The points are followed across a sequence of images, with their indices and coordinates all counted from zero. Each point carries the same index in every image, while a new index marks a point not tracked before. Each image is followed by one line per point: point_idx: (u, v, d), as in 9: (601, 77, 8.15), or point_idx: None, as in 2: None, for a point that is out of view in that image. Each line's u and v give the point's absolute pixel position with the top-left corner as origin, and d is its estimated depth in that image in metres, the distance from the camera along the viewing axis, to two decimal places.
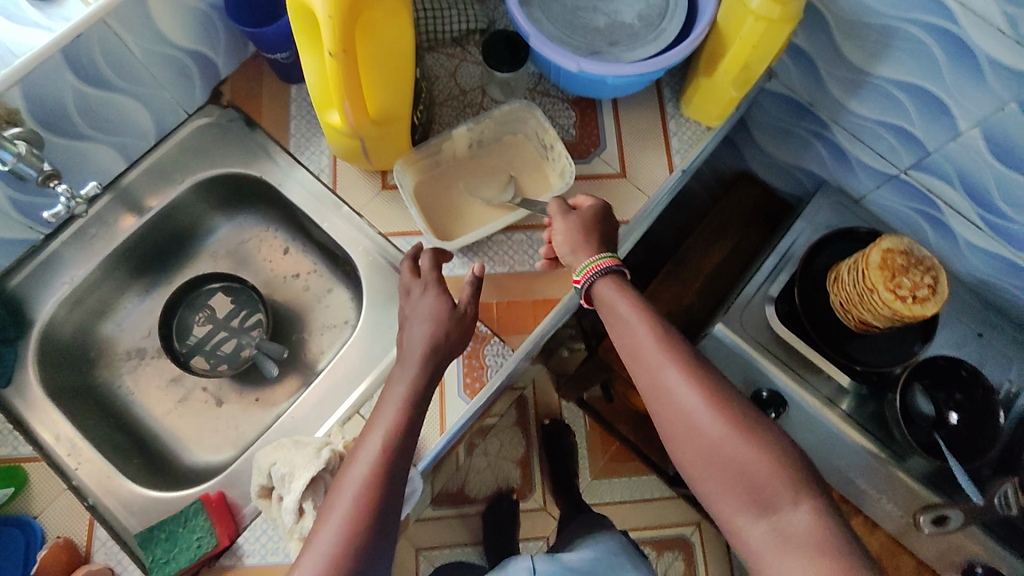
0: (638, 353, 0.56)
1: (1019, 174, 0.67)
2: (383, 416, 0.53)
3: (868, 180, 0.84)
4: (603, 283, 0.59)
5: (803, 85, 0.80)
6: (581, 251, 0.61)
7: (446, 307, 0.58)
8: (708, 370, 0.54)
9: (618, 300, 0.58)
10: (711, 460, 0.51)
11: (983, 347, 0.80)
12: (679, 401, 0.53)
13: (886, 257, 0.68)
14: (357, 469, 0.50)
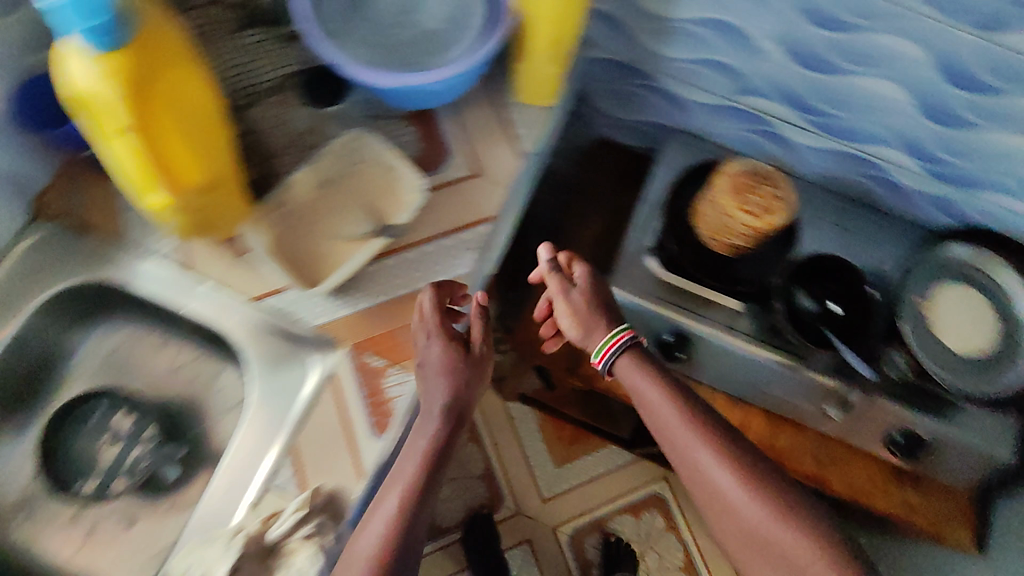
0: (669, 430, 0.68)
1: (820, 74, 0.73)
2: (403, 469, 0.60)
3: (704, 115, 0.89)
4: (624, 360, 0.72)
5: (623, 45, 0.81)
6: (594, 332, 0.73)
7: (451, 356, 0.63)
8: (728, 437, 0.66)
9: (644, 376, 0.70)
10: (738, 519, 0.64)
11: (846, 236, 0.85)
12: (705, 461, 0.65)
13: (734, 180, 0.73)
14: (376, 524, 0.57)
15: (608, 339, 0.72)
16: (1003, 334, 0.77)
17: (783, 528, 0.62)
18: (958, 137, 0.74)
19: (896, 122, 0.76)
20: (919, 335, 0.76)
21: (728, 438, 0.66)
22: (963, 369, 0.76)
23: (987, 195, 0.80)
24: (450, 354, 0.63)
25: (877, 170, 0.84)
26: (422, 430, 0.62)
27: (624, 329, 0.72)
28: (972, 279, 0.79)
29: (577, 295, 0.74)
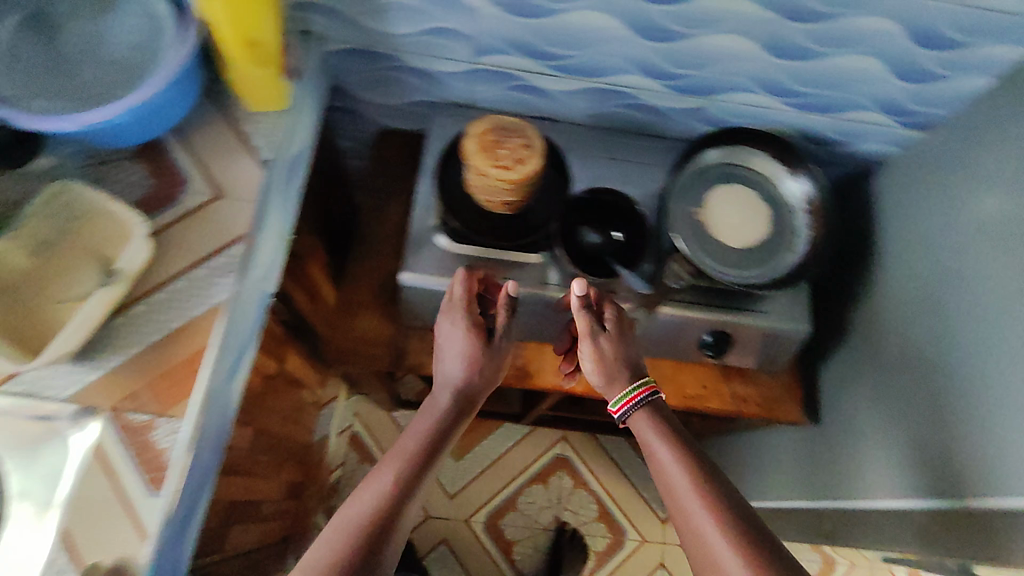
0: (672, 486, 0.66)
1: (541, 19, 0.71)
2: (398, 458, 0.69)
3: (462, 85, 0.84)
4: (640, 417, 0.72)
5: (348, 33, 0.77)
6: (615, 384, 0.73)
7: (474, 353, 0.75)
8: (737, 513, 0.62)
9: (653, 440, 0.70)
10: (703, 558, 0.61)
11: (623, 165, 0.86)
12: (689, 502, 0.64)
13: (480, 140, 0.71)
14: (360, 503, 0.64)
15: (631, 388, 0.73)
16: (773, 216, 0.83)
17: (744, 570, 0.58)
18: (689, 50, 0.73)
19: (629, 50, 0.75)
20: (702, 245, 0.80)
21: (732, 506, 0.63)
22: (748, 261, 0.81)
23: (737, 96, 0.81)
24: (469, 340, 0.75)
25: (633, 98, 0.83)
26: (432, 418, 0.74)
27: (642, 386, 0.73)
28: (734, 177, 0.84)
29: (610, 341, 0.73)
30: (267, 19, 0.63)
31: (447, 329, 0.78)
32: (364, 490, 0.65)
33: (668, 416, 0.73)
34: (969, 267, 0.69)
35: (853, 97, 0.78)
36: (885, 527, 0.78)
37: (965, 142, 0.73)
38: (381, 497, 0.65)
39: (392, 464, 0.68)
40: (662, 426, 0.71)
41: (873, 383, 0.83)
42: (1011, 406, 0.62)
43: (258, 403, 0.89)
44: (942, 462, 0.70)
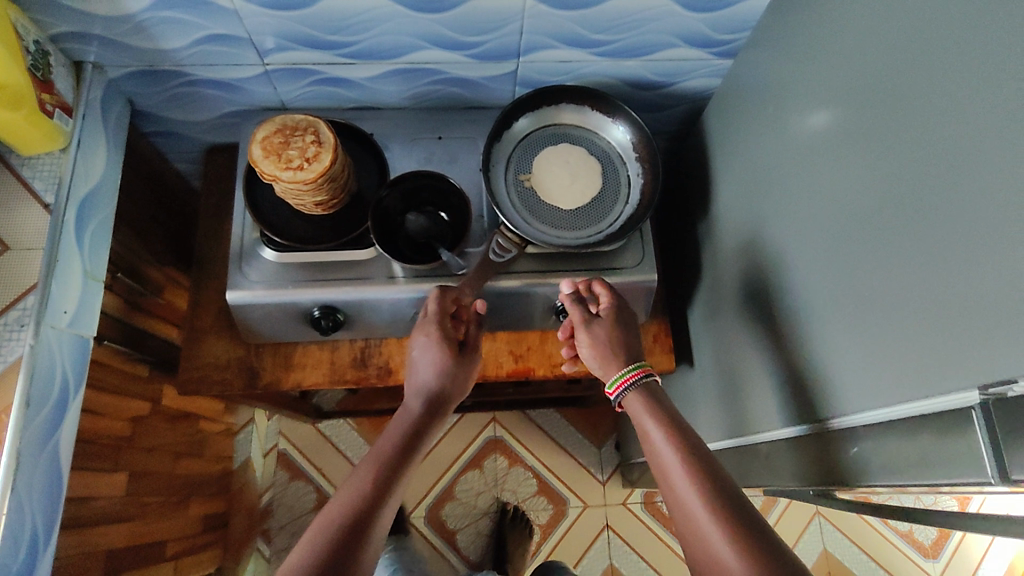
0: (663, 464, 0.60)
1: (305, 9, 0.68)
2: (375, 463, 0.64)
3: (265, 89, 0.81)
4: (633, 398, 0.67)
5: (124, 56, 0.74)
6: (609, 365, 0.70)
7: (442, 361, 0.71)
8: (722, 484, 0.56)
9: (648, 417, 0.64)
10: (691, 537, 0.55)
11: (448, 144, 0.84)
12: (678, 479, 0.58)
13: (264, 144, 0.68)
14: (337, 507, 0.60)
15: (629, 370, 0.69)
16: (604, 169, 0.81)
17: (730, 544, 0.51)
18: (468, 16, 0.70)
19: (409, 27, 0.72)
20: (532, 213, 0.79)
21: (719, 478, 0.56)
22: (582, 220, 0.79)
23: (544, 54, 0.78)
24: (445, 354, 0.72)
25: (440, 74, 0.80)
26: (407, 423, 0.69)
27: (639, 366, 0.69)
28: (561, 136, 0.82)
29: (606, 324, 0.72)
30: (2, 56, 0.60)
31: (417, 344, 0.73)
32: (340, 498, 0.61)
33: (666, 399, 0.67)
34: (779, 194, 0.69)
35: (653, 36, 0.76)
36: (744, 466, 0.78)
37: (765, 65, 0.72)
38: (350, 504, 0.60)
39: (365, 470, 0.63)
40: (657, 404, 0.65)
41: (726, 322, 0.82)
42: (816, 327, 0.62)
43: (125, 447, 0.87)
44: (774, 394, 0.70)
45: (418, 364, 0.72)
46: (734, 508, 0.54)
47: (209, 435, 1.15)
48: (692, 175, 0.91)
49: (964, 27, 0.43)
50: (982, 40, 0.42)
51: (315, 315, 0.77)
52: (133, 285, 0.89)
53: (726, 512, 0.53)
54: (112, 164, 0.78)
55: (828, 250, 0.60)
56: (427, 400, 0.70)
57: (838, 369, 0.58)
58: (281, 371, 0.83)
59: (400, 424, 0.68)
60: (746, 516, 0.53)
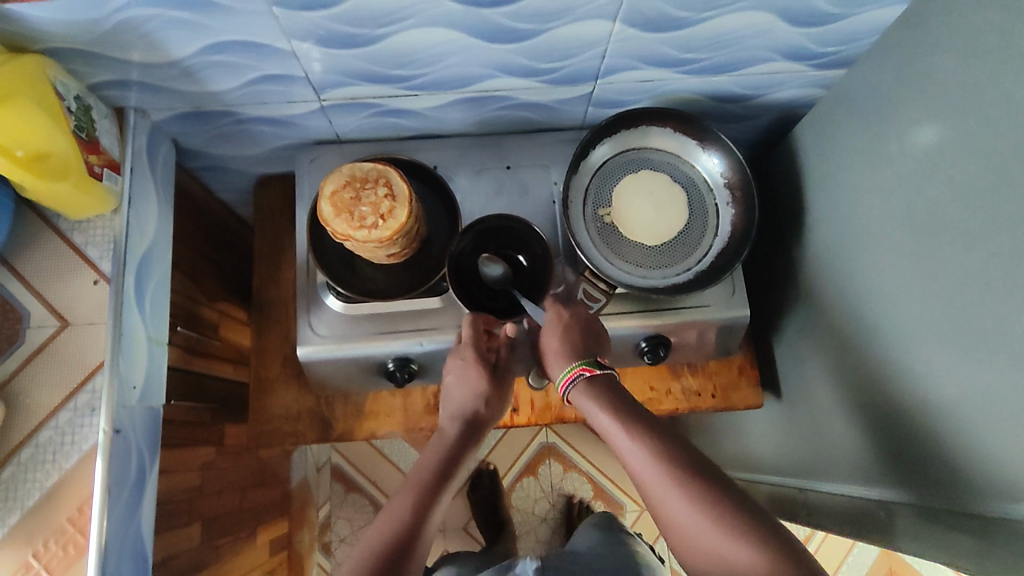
0: (622, 452, 0.60)
1: (370, 47, 0.61)
2: (411, 484, 0.64)
3: (319, 123, 0.75)
4: (578, 391, 0.65)
5: (170, 100, 0.68)
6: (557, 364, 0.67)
7: (477, 386, 0.70)
8: (693, 470, 0.55)
9: (593, 407, 0.63)
10: (673, 527, 0.54)
11: (518, 174, 0.78)
12: (639, 469, 0.57)
13: (334, 201, 0.62)
14: (376, 527, 0.60)
15: (566, 371, 0.66)
16: (690, 198, 0.75)
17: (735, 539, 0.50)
18: (549, 43, 0.63)
19: (480, 58, 0.64)
20: (616, 252, 0.73)
21: (686, 460, 0.56)
22: (669, 256, 0.73)
23: (624, 75, 0.71)
24: (482, 379, 0.70)
25: (510, 100, 0.74)
26: (441, 449, 0.68)
27: (577, 365, 0.65)
28: (642, 163, 0.76)
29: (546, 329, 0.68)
30: (49, 126, 0.54)
31: (449, 369, 0.71)
32: (377, 520, 0.61)
33: (617, 387, 0.65)
34: (897, 234, 0.62)
35: (750, 52, 0.68)
36: (863, 527, 0.71)
37: (882, 86, 0.64)
38: (388, 531, 0.59)
39: (402, 498, 0.63)
40: (603, 393, 0.64)
41: (828, 358, 0.76)
42: (953, 391, 0.56)
43: (198, 497, 0.84)
44: (898, 451, 0.64)
45: (453, 391, 0.71)
46: (723, 495, 0.53)
47: (269, 461, 1.13)
48: (781, 192, 0.84)
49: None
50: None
51: (390, 368, 0.73)
52: (190, 331, 0.85)
53: (713, 501, 0.53)
54: (164, 214, 0.73)
55: (969, 311, 0.54)
56: (463, 422, 0.71)
57: (990, 445, 0.52)
58: (354, 420, 0.80)
59: (434, 450, 0.68)
60: (728, 501, 0.53)
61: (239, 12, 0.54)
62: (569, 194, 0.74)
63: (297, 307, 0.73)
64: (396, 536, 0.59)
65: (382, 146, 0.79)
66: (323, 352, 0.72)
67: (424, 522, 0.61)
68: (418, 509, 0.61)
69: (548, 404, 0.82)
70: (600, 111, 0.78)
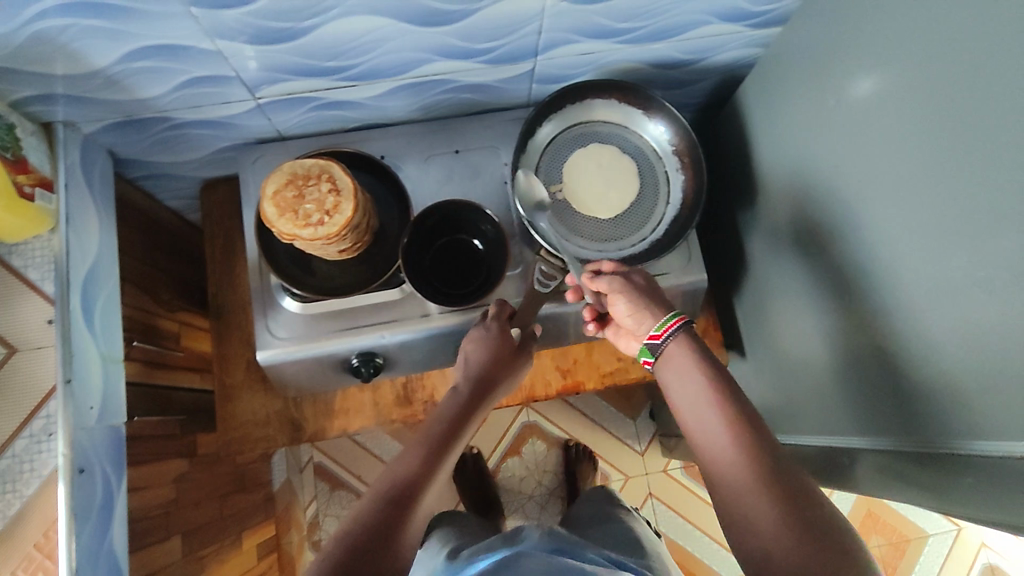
0: (703, 421, 0.54)
1: (300, 40, 0.59)
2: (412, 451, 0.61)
3: (259, 121, 0.73)
4: (679, 344, 0.59)
5: (100, 111, 0.66)
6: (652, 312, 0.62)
7: (495, 358, 0.69)
8: (770, 441, 0.51)
9: (692, 364, 0.57)
10: (720, 491, 0.51)
11: (467, 158, 0.77)
12: (705, 426, 0.54)
13: (276, 201, 0.61)
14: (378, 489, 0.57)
15: (667, 318, 0.60)
16: (640, 169, 0.75)
17: (775, 515, 0.47)
18: (483, 23, 0.62)
19: (414, 42, 0.63)
20: (570, 227, 0.73)
21: (765, 437, 0.52)
22: (625, 228, 0.74)
23: (564, 50, 0.70)
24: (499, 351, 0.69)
25: (452, 82, 0.72)
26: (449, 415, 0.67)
27: (674, 315, 0.61)
28: (590, 136, 0.75)
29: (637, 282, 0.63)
30: None
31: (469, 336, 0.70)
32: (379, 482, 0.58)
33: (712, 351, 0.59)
34: (843, 190, 0.63)
35: (688, 17, 0.68)
36: (832, 475, 0.74)
37: (819, 41, 0.64)
38: (389, 487, 0.57)
39: (407, 460, 0.60)
40: (698, 358, 0.57)
41: (788, 316, 0.78)
42: (903, 338, 0.57)
43: (174, 510, 0.83)
44: (858, 401, 0.66)
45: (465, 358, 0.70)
46: (785, 472, 0.50)
47: (248, 467, 1.12)
48: (733, 154, 0.84)
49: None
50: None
51: (354, 364, 0.73)
52: (149, 343, 0.83)
53: (777, 483, 0.49)
54: (107, 229, 0.71)
55: (914, 259, 0.55)
56: (474, 386, 0.69)
57: (941, 391, 0.54)
58: (324, 419, 0.80)
59: (445, 411, 0.67)
60: (788, 484, 0.49)
61: (159, 14, 0.52)
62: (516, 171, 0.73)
63: (253, 310, 0.72)
64: (396, 495, 0.56)
65: (327, 140, 0.78)
66: (286, 354, 0.71)
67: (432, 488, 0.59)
68: (424, 478, 0.59)
69: (518, 383, 0.82)
70: (544, 87, 0.77)
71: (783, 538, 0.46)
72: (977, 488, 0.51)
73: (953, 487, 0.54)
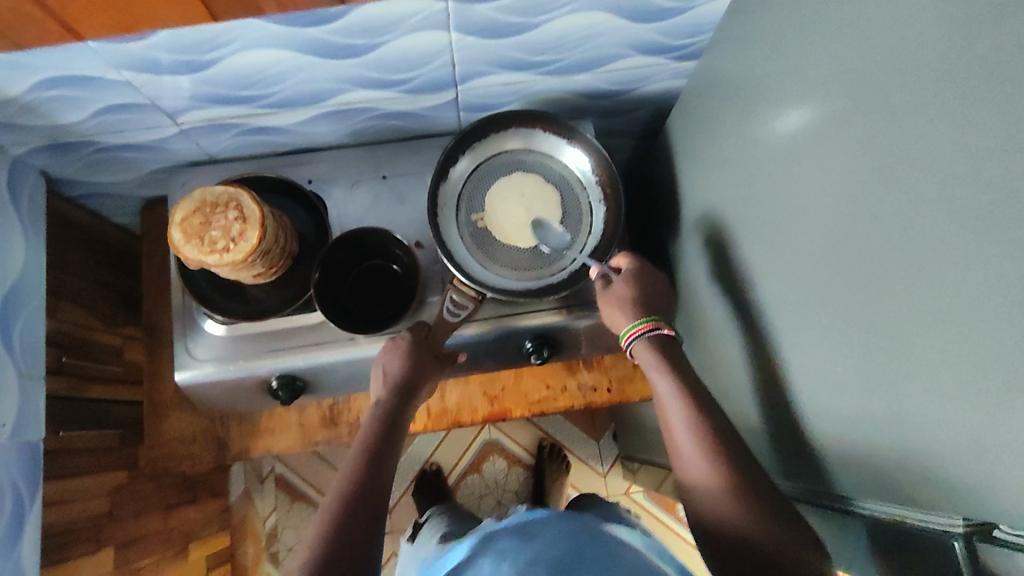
0: (671, 424, 0.60)
1: (207, 72, 0.60)
2: (353, 456, 0.63)
3: (188, 145, 0.74)
4: (644, 350, 0.65)
5: (25, 136, 0.67)
6: (621, 317, 0.67)
7: (420, 363, 0.69)
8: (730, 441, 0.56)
9: (657, 366, 0.63)
10: (689, 488, 0.56)
11: (394, 184, 0.78)
12: (682, 430, 0.58)
13: (183, 228, 0.62)
14: (333, 497, 0.59)
15: (634, 324, 0.65)
16: (563, 198, 0.75)
17: (746, 512, 0.52)
18: (391, 56, 0.63)
19: (326, 73, 0.64)
20: (489, 256, 0.73)
21: (722, 429, 0.57)
22: (545, 257, 0.74)
23: (484, 80, 0.70)
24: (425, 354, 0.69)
25: (374, 111, 0.73)
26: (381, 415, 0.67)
27: (644, 320, 0.65)
28: (514, 164, 0.76)
29: (619, 289, 0.68)
30: None
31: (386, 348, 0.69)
32: (332, 491, 0.60)
33: (677, 349, 0.65)
34: (750, 227, 0.63)
35: (604, 50, 0.68)
36: None
37: (728, 79, 0.64)
38: (333, 511, 0.58)
39: (352, 468, 0.61)
40: (665, 357, 0.63)
41: (710, 349, 0.77)
42: (798, 381, 0.57)
43: (108, 522, 0.82)
44: (766, 438, 0.66)
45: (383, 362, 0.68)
46: (747, 461, 0.55)
47: (199, 479, 1.13)
48: (666, 183, 0.84)
49: (954, 82, 0.36)
50: (972, 100, 0.35)
51: (273, 386, 0.72)
52: (85, 359, 0.84)
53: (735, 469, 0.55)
54: (33, 249, 0.73)
55: (803, 301, 0.54)
56: (399, 390, 0.67)
57: (829, 438, 0.53)
58: (249, 439, 0.82)
59: (372, 422, 0.66)
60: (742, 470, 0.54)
61: (58, 48, 0.54)
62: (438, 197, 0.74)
63: (175, 329, 0.73)
64: (344, 515, 0.57)
65: (258, 163, 0.79)
66: (204, 375, 0.71)
67: (380, 494, 0.60)
68: (374, 477, 0.61)
69: (445, 409, 0.83)
70: (472, 115, 0.78)
71: (744, 521, 0.51)
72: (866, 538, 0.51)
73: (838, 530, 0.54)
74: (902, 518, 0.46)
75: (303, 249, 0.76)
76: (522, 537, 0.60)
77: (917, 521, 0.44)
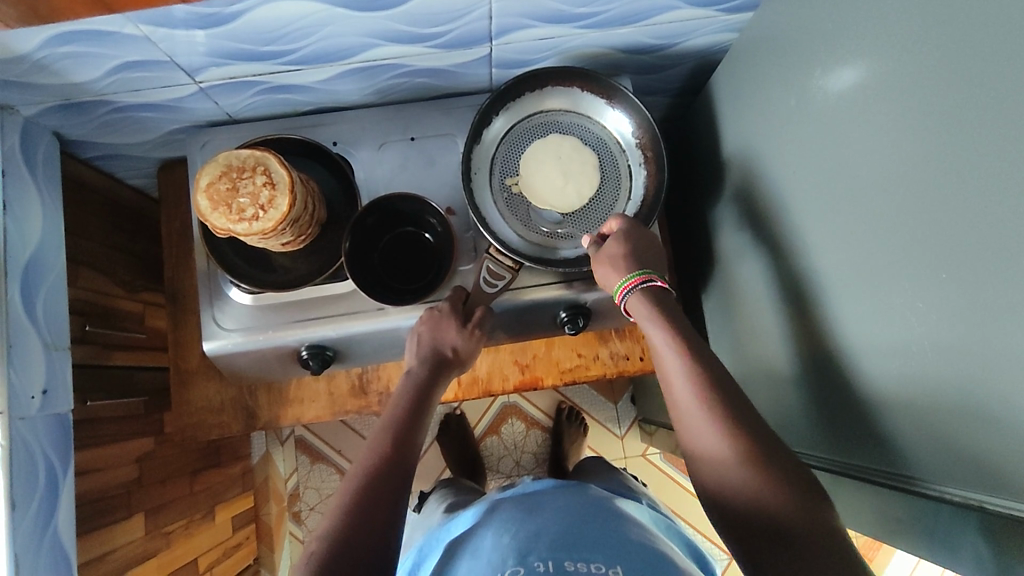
0: (674, 386, 0.56)
1: (226, 25, 0.56)
2: (383, 428, 0.61)
3: (205, 104, 0.70)
4: (640, 304, 0.61)
5: (38, 96, 0.63)
6: (618, 268, 0.63)
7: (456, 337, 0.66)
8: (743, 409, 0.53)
9: (653, 321, 0.60)
10: (699, 459, 0.53)
11: (422, 146, 0.74)
12: (683, 399, 0.55)
13: (210, 193, 0.60)
14: (363, 463, 0.56)
15: (629, 276, 0.62)
16: (601, 161, 0.72)
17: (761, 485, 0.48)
18: (423, 8, 0.58)
19: (354, 27, 0.60)
20: (524, 222, 0.70)
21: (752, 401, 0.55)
22: (583, 223, 0.71)
23: (520, 34, 0.66)
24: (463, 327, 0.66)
25: (404, 68, 0.69)
26: (414, 389, 0.65)
27: (638, 273, 0.62)
28: (550, 126, 0.72)
29: (610, 247, 0.65)
30: None
31: (424, 316, 0.67)
32: (361, 458, 0.57)
33: (672, 304, 0.62)
34: (799, 196, 0.59)
35: (651, 2, 0.63)
36: None
37: (784, 33, 0.59)
38: (360, 476, 0.55)
39: (383, 438, 0.59)
40: (661, 312, 0.60)
41: (744, 319, 0.75)
42: (848, 357, 0.54)
43: (137, 489, 0.82)
44: (805, 413, 0.64)
45: (419, 333, 0.67)
46: None
47: (222, 442, 1.13)
48: (707, 144, 0.80)
49: None
50: None
51: (303, 356, 0.71)
52: (105, 326, 0.82)
53: (740, 433, 0.51)
54: (50, 214, 0.70)
55: (861, 273, 0.51)
56: (431, 362, 0.66)
57: (883, 415, 0.51)
58: (278, 408, 0.81)
59: (407, 391, 0.64)
60: (771, 429, 0.52)
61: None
62: (471, 159, 0.70)
63: (200, 298, 0.71)
64: (373, 478, 0.55)
65: (280, 124, 0.76)
66: (230, 345, 0.69)
67: (408, 463, 0.57)
68: (406, 451, 0.58)
69: (476, 377, 0.82)
70: (504, 71, 0.74)
71: (761, 499, 0.48)
72: (919, 520, 0.49)
73: (886, 509, 0.53)
74: (979, 504, 0.42)
75: (330, 214, 0.73)
76: (529, 513, 0.57)
77: (986, 506, 0.42)
